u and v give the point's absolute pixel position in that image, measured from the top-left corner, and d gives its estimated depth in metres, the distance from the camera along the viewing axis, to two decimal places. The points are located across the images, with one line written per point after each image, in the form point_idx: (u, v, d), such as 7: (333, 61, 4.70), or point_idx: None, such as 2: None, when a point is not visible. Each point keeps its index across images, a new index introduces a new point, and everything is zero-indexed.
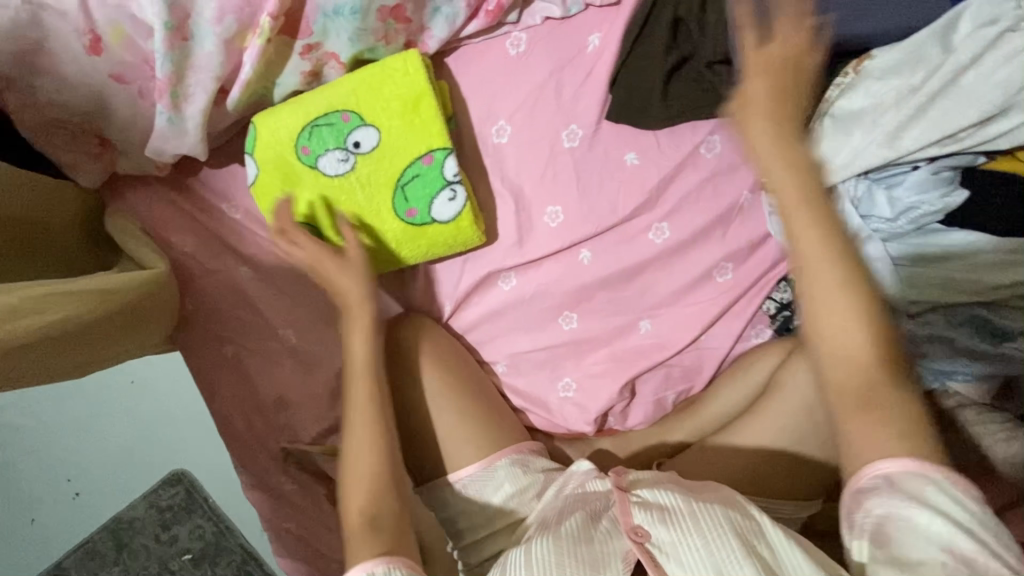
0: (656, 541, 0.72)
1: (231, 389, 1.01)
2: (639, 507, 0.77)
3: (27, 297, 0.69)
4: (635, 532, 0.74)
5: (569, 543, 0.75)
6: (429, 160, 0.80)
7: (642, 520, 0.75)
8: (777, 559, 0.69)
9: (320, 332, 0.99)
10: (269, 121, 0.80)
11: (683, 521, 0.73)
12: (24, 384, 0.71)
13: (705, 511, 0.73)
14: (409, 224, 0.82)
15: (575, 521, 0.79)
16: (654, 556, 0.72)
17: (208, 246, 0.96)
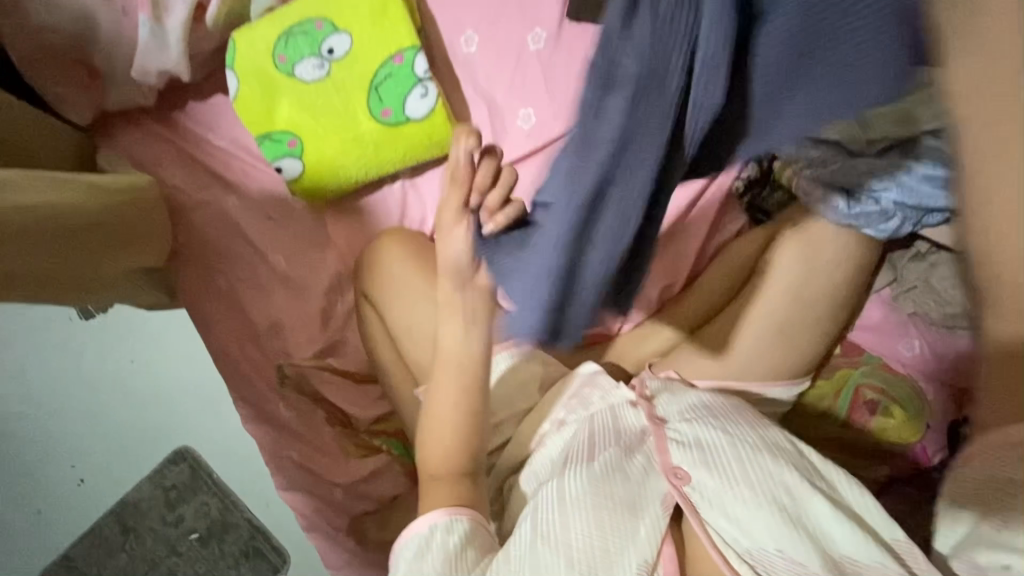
0: (695, 484, 0.73)
1: (224, 319, 1.02)
2: (678, 446, 0.77)
3: (16, 178, 0.77)
4: (675, 475, 0.74)
5: (607, 481, 0.74)
6: (401, 59, 0.85)
7: (681, 460, 0.75)
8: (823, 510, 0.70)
9: (309, 256, 1.01)
10: (247, 34, 0.85)
11: (729, 465, 0.73)
12: (31, 283, 0.77)
13: (751, 458, 0.74)
14: (385, 124, 0.86)
15: (609, 455, 0.77)
16: (690, 497, 0.73)
17: (197, 177, 1.00)
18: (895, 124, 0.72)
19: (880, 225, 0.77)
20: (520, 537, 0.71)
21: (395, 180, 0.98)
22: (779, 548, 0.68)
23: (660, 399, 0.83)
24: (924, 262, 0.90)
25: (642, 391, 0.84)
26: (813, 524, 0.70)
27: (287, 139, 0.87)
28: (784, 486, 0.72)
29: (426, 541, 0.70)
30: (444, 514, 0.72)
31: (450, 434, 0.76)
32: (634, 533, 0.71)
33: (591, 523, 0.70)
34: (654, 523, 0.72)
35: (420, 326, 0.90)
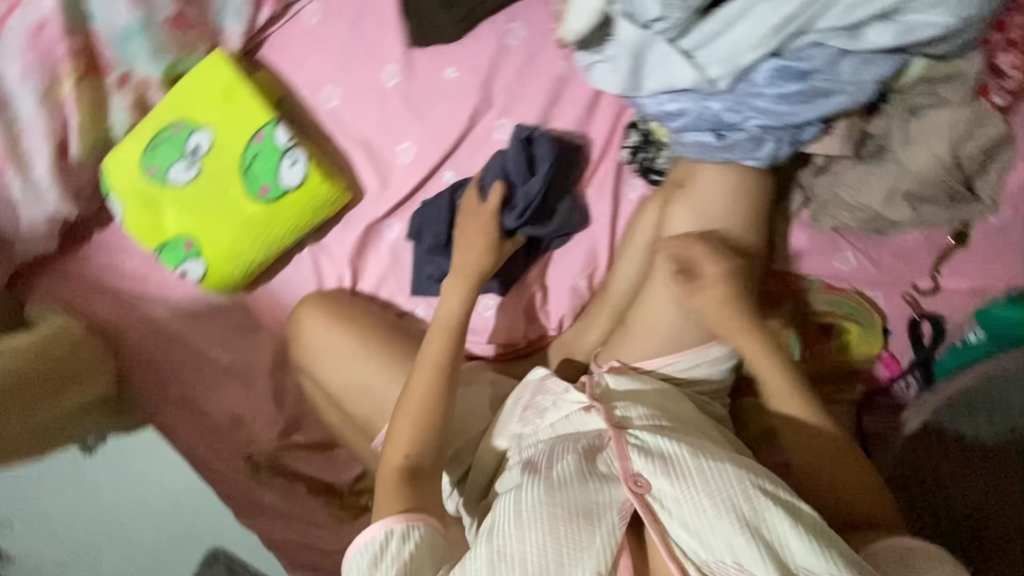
0: (657, 495, 0.72)
1: (186, 426, 1.04)
2: (638, 453, 0.75)
3: None
4: (635, 482, 0.73)
5: (563, 491, 0.73)
6: (262, 137, 0.87)
7: (642, 468, 0.74)
8: (790, 521, 0.69)
9: (247, 342, 1.03)
10: (115, 157, 0.87)
11: (691, 476, 0.72)
12: None
13: (713, 468, 0.72)
14: (267, 201, 0.88)
15: (568, 464, 0.76)
16: (650, 505, 0.72)
17: (120, 300, 1.02)
18: (733, 57, 0.71)
19: (755, 152, 0.73)
20: (475, 557, 0.71)
21: (303, 248, 0.99)
22: (735, 561, 0.69)
23: (619, 403, 0.80)
24: (828, 175, 0.84)
25: (593, 393, 0.82)
26: (771, 534, 0.69)
27: (182, 243, 0.90)
28: (745, 498, 0.71)
29: (383, 553, 0.71)
30: (399, 521, 0.73)
31: (417, 439, 0.78)
32: (589, 542, 0.70)
33: (545, 535, 0.70)
34: (610, 530, 0.71)
35: (359, 381, 0.91)
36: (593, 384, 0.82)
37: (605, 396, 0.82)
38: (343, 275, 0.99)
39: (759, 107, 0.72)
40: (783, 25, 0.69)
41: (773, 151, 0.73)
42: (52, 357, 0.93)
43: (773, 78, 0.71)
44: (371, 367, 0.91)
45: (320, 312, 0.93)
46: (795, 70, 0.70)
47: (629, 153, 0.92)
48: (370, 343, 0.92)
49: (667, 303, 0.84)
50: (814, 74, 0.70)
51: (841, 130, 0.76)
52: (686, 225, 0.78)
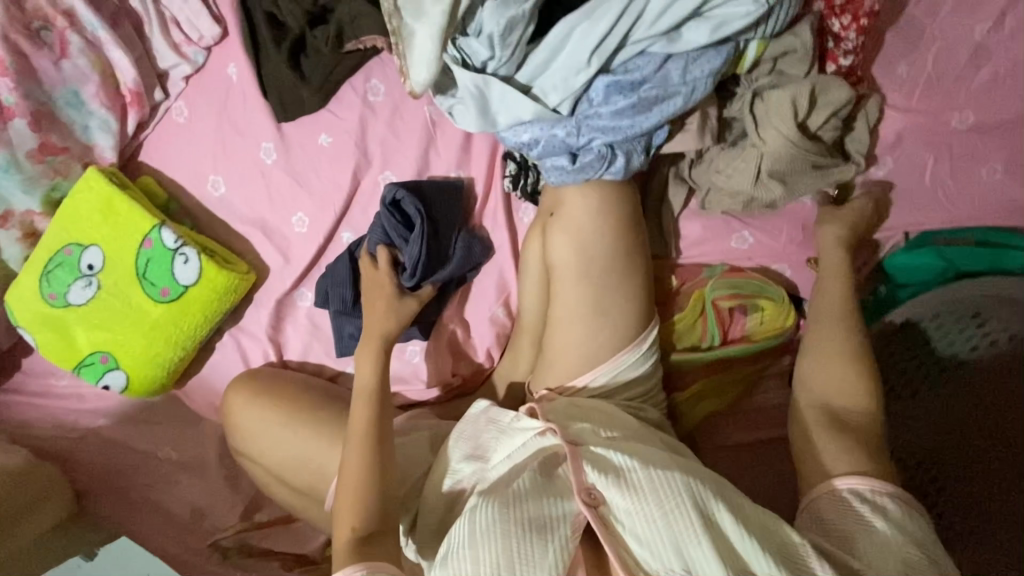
0: (611, 508, 0.72)
1: (150, 522, 1.03)
2: (591, 465, 0.75)
3: None
4: (589, 494, 0.73)
5: (516, 507, 0.72)
6: (150, 242, 0.88)
7: (595, 480, 0.74)
8: (737, 524, 0.69)
9: (193, 434, 1.07)
10: (15, 291, 0.90)
11: (642, 486, 0.72)
12: None
13: (662, 476, 0.72)
14: (169, 302, 0.89)
15: (525, 481, 0.75)
16: (604, 517, 0.72)
17: (65, 421, 1.06)
18: (566, 80, 0.73)
19: (610, 167, 0.75)
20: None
21: (224, 334, 1.01)
22: (685, 569, 0.67)
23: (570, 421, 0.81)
24: (702, 164, 0.86)
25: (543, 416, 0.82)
26: (720, 539, 0.68)
27: (98, 358, 0.91)
28: (693, 505, 0.70)
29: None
30: (358, 569, 0.72)
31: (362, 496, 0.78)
32: (542, 557, 0.69)
33: (499, 554, 0.69)
34: (562, 543, 0.70)
35: (294, 454, 0.91)
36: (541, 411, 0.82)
37: (559, 417, 0.82)
38: (268, 353, 1.01)
39: (603, 123, 0.73)
40: (603, 43, 0.71)
41: (627, 162, 0.75)
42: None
43: (611, 92, 0.73)
44: (301, 436, 0.91)
45: (255, 386, 0.93)
46: (627, 82, 0.72)
47: (511, 182, 0.92)
48: (298, 416, 0.92)
49: (572, 327, 0.83)
50: (646, 82, 0.72)
51: (693, 126, 0.77)
52: (565, 248, 0.80)
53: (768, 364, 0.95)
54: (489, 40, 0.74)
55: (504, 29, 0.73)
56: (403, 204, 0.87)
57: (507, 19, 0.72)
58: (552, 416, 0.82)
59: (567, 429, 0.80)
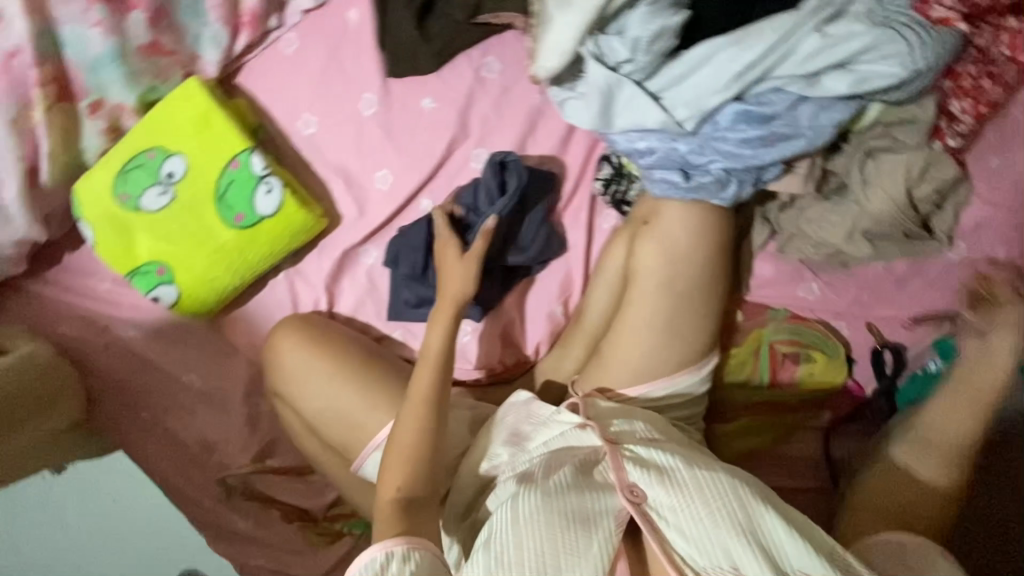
0: (655, 504, 0.74)
1: (158, 452, 1.03)
2: (634, 464, 0.76)
3: None
4: (632, 492, 0.75)
5: (559, 499, 0.74)
6: (237, 164, 0.87)
7: (637, 478, 0.75)
8: (783, 527, 0.71)
9: (221, 365, 1.02)
10: (87, 183, 0.87)
11: (687, 485, 0.74)
12: None
13: (707, 476, 0.75)
14: (241, 228, 0.88)
15: (566, 475, 0.77)
16: (648, 515, 0.74)
17: (91, 325, 1.01)
18: (698, 99, 0.74)
19: (720, 194, 0.76)
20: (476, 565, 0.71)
21: (279, 272, 1.00)
22: (732, 566, 0.70)
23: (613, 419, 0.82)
24: (792, 209, 0.88)
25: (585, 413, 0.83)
26: (766, 541, 0.71)
27: (155, 269, 0.89)
28: (739, 504, 0.72)
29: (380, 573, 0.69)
30: (399, 542, 0.71)
31: (408, 467, 0.77)
32: (587, 548, 0.71)
33: (543, 542, 0.71)
34: (606, 537, 0.72)
35: (330, 409, 0.90)
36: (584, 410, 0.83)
37: (598, 416, 0.83)
38: (319, 300, 1.00)
39: (724, 149, 0.75)
40: (745, 73, 0.72)
41: (736, 192, 0.76)
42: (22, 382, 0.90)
43: (738, 120, 0.74)
44: (342, 392, 0.90)
45: (303, 330, 0.93)
46: (758, 113, 0.73)
47: (602, 184, 0.94)
48: (341, 369, 0.91)
49: (640, 337, 0.84)
50: (776, 118, 0.73)
51: (802, 169, 0.79)
52: (652, 258, 0.80)
53: (806, 416, 0.97)
54: (631, 43, 0.75)
55: (650, 35, 0.74)
56: (508, 174, 0.89)
57: (657, 28, 0.73)
58: (594, 415, 0.83)
59: (606, 428, 0.81)
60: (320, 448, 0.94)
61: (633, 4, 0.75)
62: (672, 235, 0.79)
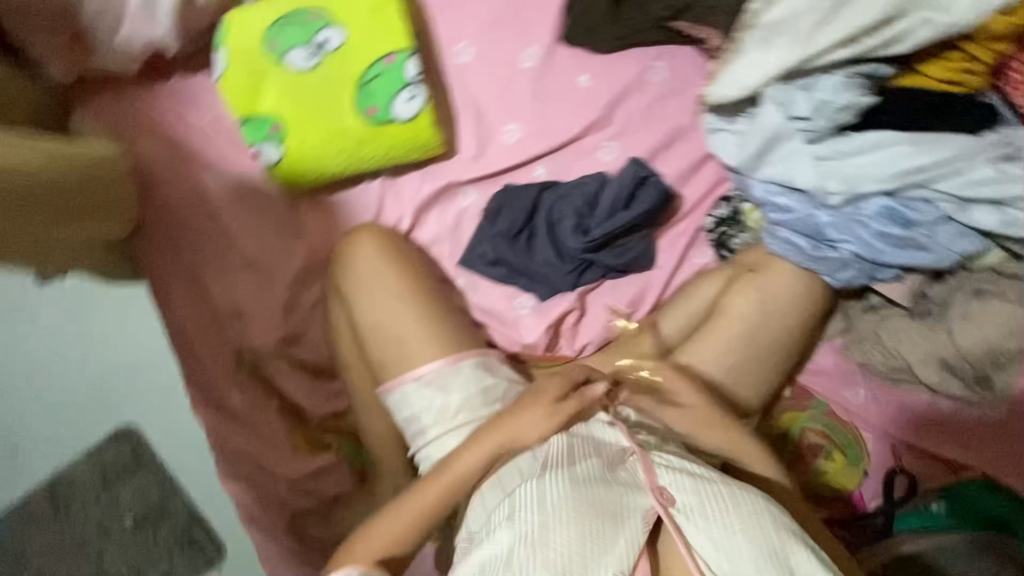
0: (683, 512, 0.74)
1: (184, 299, 1.01)
2: (665, 469, 0.78)
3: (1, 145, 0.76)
4: (662, 494, 0.75)
5: (586, 488, 0.75)
6: (391, 60, 0.85)
7: (668, 482, 0.76)
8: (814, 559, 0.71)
9: (278, 243, 0.99)
10: (242, 16, 0.85)
11: (721, 498, 0.75)
12: None
13: (742, 494, 0.75)
14: (369, 121, 0.86)
15: (592, 465, 0.77)
16: (676, 518, 0.74)
17: (169, 151, 0.98)
18: (855, 179, 0.76)
19: (837, 273, 0.78)
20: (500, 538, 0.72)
21: (375, 179, 0.98)
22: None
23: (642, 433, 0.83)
24: (875, 315, 0.93)
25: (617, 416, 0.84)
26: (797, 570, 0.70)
27: (268, 125, 0.87)
28: (774, 527, 0.73)
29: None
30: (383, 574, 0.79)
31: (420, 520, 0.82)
32: (613, 542, 0.72)
33: (569, 526, 0.72)
34: (633, 535, 0.73)
35: (382, 324, 0.92)
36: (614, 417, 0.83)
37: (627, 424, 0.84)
38: (401, 220, 0.99)
39: (860, 234, 0.77)
40: (910, 173, 0.75)
41: (851, 278, 0.79)
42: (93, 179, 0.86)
43: (880, 213, 0.77)
44: (400, 314, 0.93)
45: (364, 250, 0.94)
46: (901, 214, 0.77)
47: (714, 222, 0.94)
48: (410, 293, 0.94)
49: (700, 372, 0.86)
50: (915, 226, 0.76)
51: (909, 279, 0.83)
52: (747, 305, 0.82)
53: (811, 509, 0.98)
54: (815, 104, 0.77)
55: (838, 104, 0.76)
56: (641, 192, 0.91)
57: (846, 101, 0.76)
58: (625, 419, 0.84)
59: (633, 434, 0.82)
60: (354, 356, 0.95)
61: (829, 71, 0.78)
62: (760, 295, 0.82)
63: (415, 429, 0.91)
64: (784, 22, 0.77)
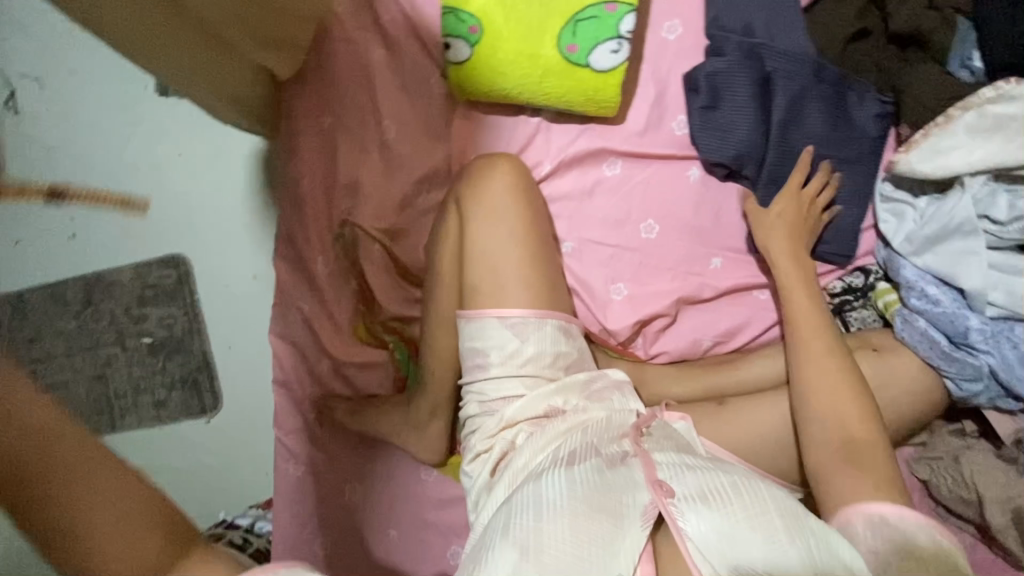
0: (682, 502, 0.71)
1: (313, 158, 1.02)
2: (665, 466, 0.76)
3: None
4: (661, 487, 0.72)
5: (583, 486, 0.74)
6: (613, 8, 0.84)
7: (666, 476, 0.74)
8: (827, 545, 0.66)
9: (420, 138, 1.00)
10: None
11: (724, 491, 0.71)
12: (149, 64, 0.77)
13: (749, 488, 0.72)
14: (565, 58, 0.86)
15: (588, 466, 0.77)
16: (673, 508, 0.70)
17: (358, 16, 1.00)
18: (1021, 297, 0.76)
19: (967, 382, 0.77)
20: (500, 557, 0.69)
21: (535, 115, 0.98)
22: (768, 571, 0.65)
23: (649, 439, 0.82)
24: (962, 441, 0.90)
25: (641, 425, 0.84)
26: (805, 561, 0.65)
27: (469, 23, 0.86)
28: (776, 512, 0.69)
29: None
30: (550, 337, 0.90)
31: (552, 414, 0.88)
32: (613, 544, 0.70)
33: (564, 529, 0.70)
34: (633, 538, 0.70)
35: (490, 250, 0.91)
36: (647, 420, 0.85)
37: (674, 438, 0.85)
38: (541, 164, 0.98)
39: (1003, 352, 0.76)
40: None
41: (976, 392, 0.77)
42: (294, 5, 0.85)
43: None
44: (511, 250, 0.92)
45: (495, 174, 0.93)
46: None
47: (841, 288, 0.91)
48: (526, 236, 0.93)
49: (776, 423, 0.87)
50: None
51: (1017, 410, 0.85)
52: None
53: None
54: (1015, 212, 0.77)
55: None
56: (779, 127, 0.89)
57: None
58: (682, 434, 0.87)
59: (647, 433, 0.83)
60: (450, 270, 0.95)
61: None
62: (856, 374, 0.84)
63: (478, 362, 0.90)
64: (1013, 119, 0.76)
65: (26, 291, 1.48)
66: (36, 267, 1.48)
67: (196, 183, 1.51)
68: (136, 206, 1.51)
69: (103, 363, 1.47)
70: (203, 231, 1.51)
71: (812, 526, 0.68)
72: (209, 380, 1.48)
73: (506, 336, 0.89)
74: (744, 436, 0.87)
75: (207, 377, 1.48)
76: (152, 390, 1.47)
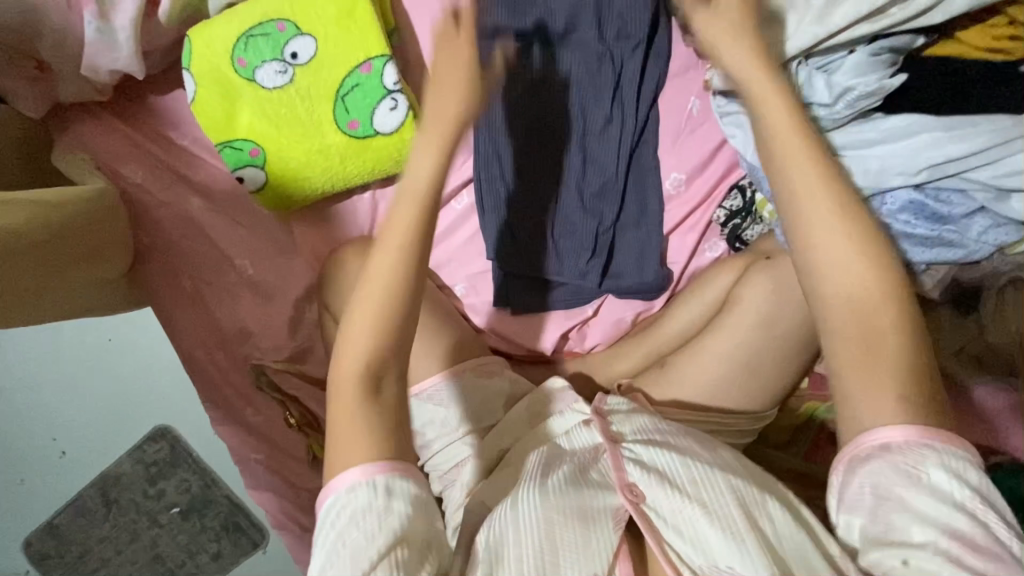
0: (653, 502, 0.73)
1: (191, 324, 1.00)
2: (634, 464, 0.76)
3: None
4: (630, 490, 0.74)
5: (558, 493, 0.73)
6: (368, 68, 0.81)
7: (637, 478, 0.75)
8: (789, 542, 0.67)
9: (275, 262, 1.00)
10: (206, 35, 0.80)
11: (686, 484, 0.73)
12: None
13: (708, 476, 0.73)
14: (352, 136, 0.82)
15: (564, 470, 0.77)
16: (646, 514, 0.72)
17: (158, 176, 0.97)
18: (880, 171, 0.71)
19: None
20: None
21: (365, 188, 0.98)
22: (730, 566, 0.67)
23: (615, 418, 0.83)
24: None
25: (598, 407, 0.84)
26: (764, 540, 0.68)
27: (247, 147, 0.82)
28: (735, 500, 0.70)
29: (361, 507, 0.59)
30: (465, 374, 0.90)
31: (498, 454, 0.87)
32: (588, 547, 0.70)
33: (542, 547, 0.69)
34: (607, 537, 0.72)
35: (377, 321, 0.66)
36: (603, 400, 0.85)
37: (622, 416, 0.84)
38: None
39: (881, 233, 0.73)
40: (940, 164, 0.69)
41: None
42: (88, 210, 0.85)
43: (907, 208, 0.71)
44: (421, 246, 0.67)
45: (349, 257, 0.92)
46: (934, 210, 0.70)
47: (726, 215, 0.91)
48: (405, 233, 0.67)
49: (718, 366, 0.85)
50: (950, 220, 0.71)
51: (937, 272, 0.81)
52: (762, 300, 0.82)
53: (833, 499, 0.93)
54: (836, 89, 0.71)
55: (863, 89, 0.70)
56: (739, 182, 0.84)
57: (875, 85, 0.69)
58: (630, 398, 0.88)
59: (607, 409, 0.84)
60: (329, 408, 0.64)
61: (851, 49, 0.73)
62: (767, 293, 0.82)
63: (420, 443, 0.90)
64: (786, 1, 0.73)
65: (52, 518, 1.50)
66: (42, 504, 1.49)
67: (134, 359, 1.46)
68: (87, 411, 1.48)
69: (151, 545, 1.49)
70: (167, 396, 1.46)
71: (770, 510, 0.70)
72: (247, 517, 1.47)
73: (428, 411, 0.89)
74: (689, 388, 0.86)
75: (245, 515, 1.46)
76: (204, 547, 1.47)
